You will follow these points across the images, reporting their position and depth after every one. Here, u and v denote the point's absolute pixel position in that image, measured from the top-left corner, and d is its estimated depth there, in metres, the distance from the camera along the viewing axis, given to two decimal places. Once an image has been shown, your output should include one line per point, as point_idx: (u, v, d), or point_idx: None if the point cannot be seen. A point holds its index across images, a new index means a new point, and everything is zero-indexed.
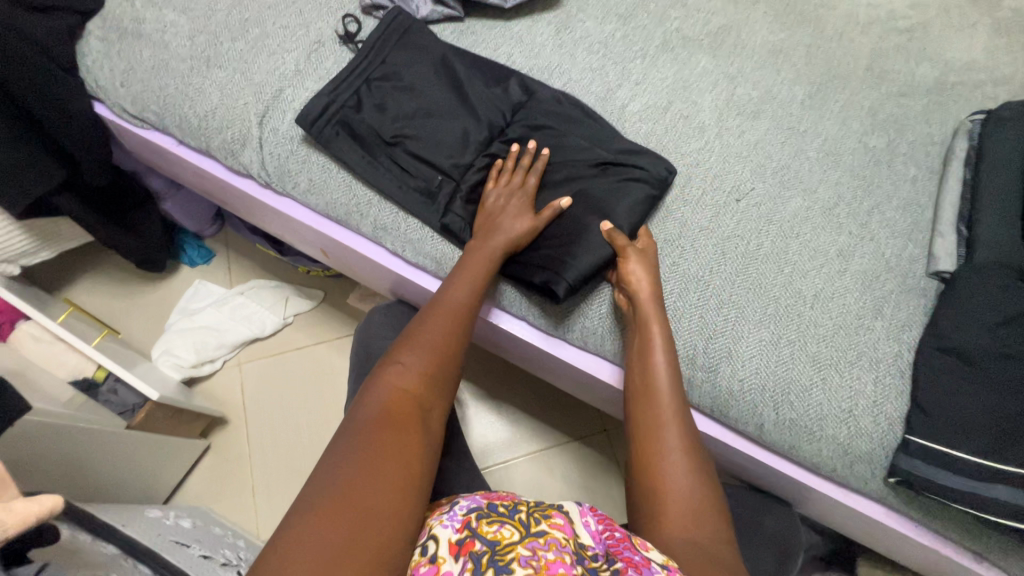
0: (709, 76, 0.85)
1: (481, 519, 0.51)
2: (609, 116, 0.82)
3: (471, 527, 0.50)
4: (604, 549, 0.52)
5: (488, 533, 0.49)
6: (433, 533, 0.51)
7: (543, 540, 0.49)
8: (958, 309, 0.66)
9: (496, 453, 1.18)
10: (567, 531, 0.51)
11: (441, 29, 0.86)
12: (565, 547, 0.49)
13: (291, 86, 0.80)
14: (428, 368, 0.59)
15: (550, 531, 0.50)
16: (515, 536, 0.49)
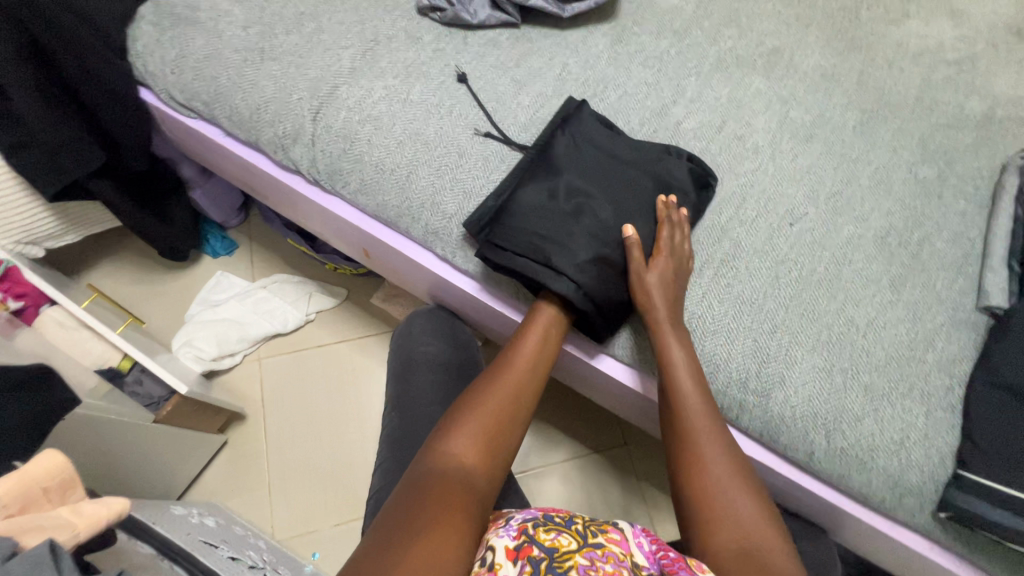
0: (762, 98, 0.85)
1: (538, 529, 0.50)
2: (664, 132, 0.81)
3: (528, 533, 0.49)
4: (658, 569, 0.51)
5: (546, 540, 0.48)
6: (490, 544, 0.50)
7: (601, 552, 0.48)
8: (1014, 346, 0.66)
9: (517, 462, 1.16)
10: (624, 547, 0.50)
11: (497, 34, 0.85)
12: (623, 562, 0.48)
13: (346, 83, 0.79)
14: (480, 438, 0.59)
15: (608, 545, 0.49)
16: (573, 545, 0.48)
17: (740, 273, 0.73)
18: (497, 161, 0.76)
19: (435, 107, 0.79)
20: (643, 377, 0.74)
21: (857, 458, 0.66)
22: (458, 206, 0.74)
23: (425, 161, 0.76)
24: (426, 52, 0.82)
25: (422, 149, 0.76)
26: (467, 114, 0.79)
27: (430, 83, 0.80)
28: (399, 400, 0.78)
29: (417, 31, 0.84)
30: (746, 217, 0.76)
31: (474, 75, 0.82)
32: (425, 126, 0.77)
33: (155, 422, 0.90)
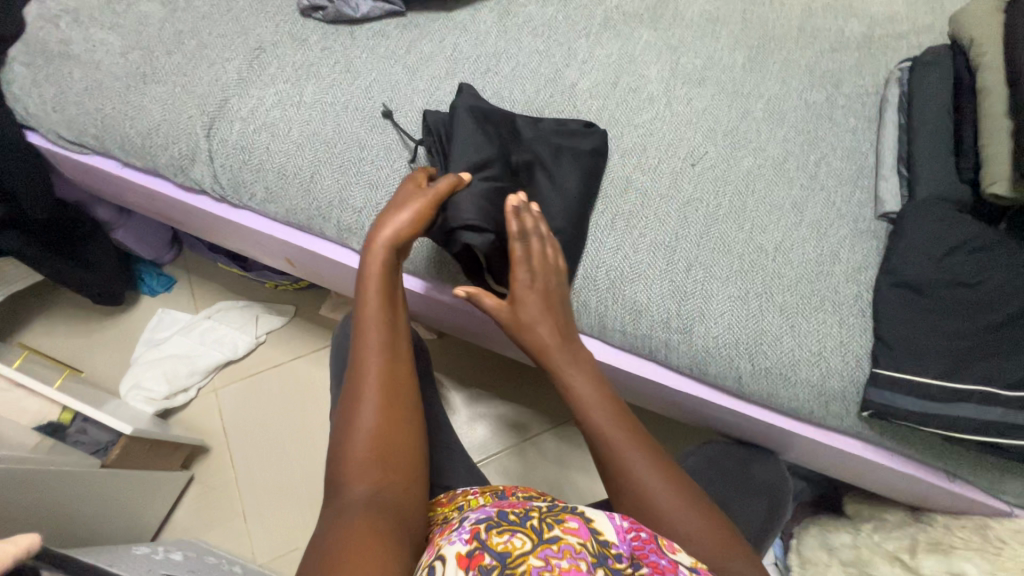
0: (652, 49, 0.87)
1: (491, 533, 0.46)
2: (560, 96, 0.82)
3: (480, 537, 0.46)
4: (629, 549, 0.48)
5: (498, 545, 0.45)
6: (439, 553, 0.46)
7: (557, 547, 0.45)
8: (907, 246, 0.69)
9: (489, 446, 1.18)
10: (583, 535, 0.47)
11: (383, 25, 0.85)
12: (580, 555, 0.45)
13: (234, 95, 0.78)
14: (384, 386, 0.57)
15: (565, 537, 0.46)
16: (528, 545, 0.45)
17: (650, 221, 0.75)
18: (399, 148, 0.76)
19: (330, 106, 0.78)
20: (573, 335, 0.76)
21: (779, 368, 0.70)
22: (368, 198, 0.74)
23: (327, 161, 0.76)
24: (314, 53, 0.82)
25: (322, 149, 0.76)
26: (363, 108, 0.79)
27: (322, 84, 0.80)
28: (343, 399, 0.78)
29: (302, 33, 0.83)
30: (649, 165, 0.78)
31: (365, 68, 0.82)
32: (320, 128, 0.77)
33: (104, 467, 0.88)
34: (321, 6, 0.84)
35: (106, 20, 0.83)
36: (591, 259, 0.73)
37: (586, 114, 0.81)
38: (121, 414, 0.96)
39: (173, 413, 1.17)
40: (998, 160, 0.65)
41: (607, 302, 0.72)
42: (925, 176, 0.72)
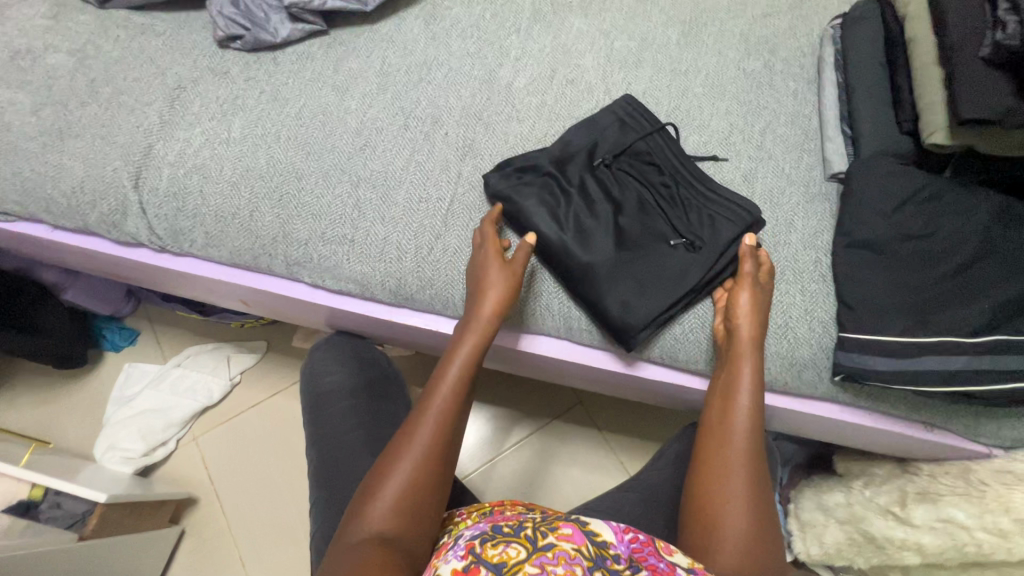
0: (585, 37, 0.85)
1: (486, 547, 0.46)
2: (498, 96, 0.80)
3: (475, 551, 0.46)
4: (628, 552, 0.47)
5: (494, 557, 0.45)
6: (438, 572, 0.47)
7: (552, 554, 0.45)
8: (857, 206, 0.69)
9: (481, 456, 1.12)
10: (578, 540, 0.46)
11: (306, 47, 0.83)
12: (576, 560, 0.45)
13: (159, 141, 0.75)
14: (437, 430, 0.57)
15: (560, 544, 0.46)
16: (523, 554, 0.45)
17: None
18: (338, 174, 0.74)
19: (262, 139, 0.76)
20: (543, 340, 0.73)
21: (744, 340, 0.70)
22: (313, 229, 0.72)
23: (265, 197, 0.73)
24: (237, 85, 0.79)
25: (258, 185, 0.73)
26: (296, 136, 0.76)
27: (250, 117, 0.77)
28: (316, 438, 0.76)
29: (222, 65, 0.80)
30: None
31: (292, 94, 0.79)
32: (254, 163, 0.74)
33: (82, 539, 0.84)
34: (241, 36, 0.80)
35: (12, 78, 0.79)
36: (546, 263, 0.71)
37: (527, 111, 0.79)
38: (94, 482, 0.92)
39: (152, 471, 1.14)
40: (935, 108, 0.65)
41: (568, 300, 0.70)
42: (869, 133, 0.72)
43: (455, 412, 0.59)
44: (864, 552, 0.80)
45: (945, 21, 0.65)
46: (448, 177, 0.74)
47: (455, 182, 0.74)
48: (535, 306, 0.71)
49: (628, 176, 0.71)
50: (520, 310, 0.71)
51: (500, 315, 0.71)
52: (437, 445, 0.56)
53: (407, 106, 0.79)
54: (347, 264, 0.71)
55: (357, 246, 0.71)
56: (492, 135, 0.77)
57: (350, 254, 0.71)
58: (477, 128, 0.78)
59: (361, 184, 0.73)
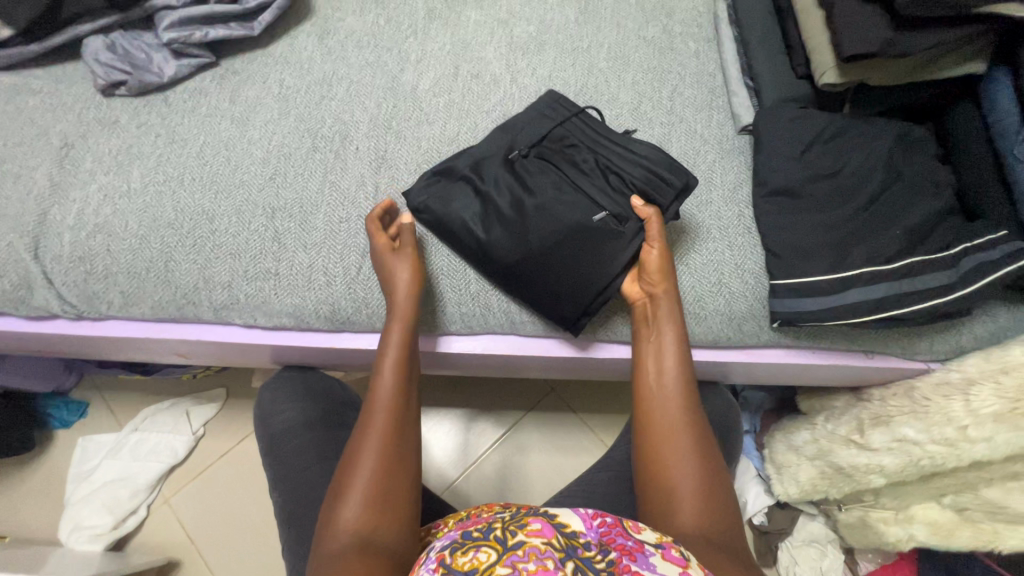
0: (483, 29, 0.84)
1: (456, 556, 0.42)
2: (404, 102, 0.79)
3: (445, 564, 0.42)
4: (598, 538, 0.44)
5: (463, 566, 0.41)
6: None
7: (522, 552, 0.41)
8: (768, 154, 0.70)
9: (463, 462, 1.11)
10: (547, 532, 0.42)
11: (200, 81, 0.79)
12: (547, 553, 0.41)
13: (53, 203, 0.71)
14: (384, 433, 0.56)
15: (529, 539, 0.42)
16: (493, 557, 0.41)
17: None
18: (247, 208, 0.71)
19: (165, 184, 0.72)
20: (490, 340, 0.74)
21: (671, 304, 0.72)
22: (236, 264, 0.69)
23: (179, 243, 0.70)
24: (130, 133, 0.75)
25: (169, 231, 0.70)
26: (198, 177, 0.73)
27: (149, 165, 0.73)
28: (280, 482, 0.73)
29: (109, 115, 0.76)
30: None
31: (190, 133, 0.76)
32: (161, 209, 0.71)
33: None
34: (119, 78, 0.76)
35: None
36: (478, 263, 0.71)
37: (437, 113, 0.78)
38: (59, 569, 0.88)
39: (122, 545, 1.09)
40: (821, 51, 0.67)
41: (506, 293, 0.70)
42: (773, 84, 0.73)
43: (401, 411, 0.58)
44: (836, 482, 0.84)
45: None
46: (367, 192, 0.73)
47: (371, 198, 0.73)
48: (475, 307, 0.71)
49: (547, 160, 0.70)
50: (461, 314, 0.71)
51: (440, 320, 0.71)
52: (382, 464, 0.54)
53: (310, 126, 0.77)
54: (273, 297, 0.69)
55: (279, 277, 0.69)
56: (405, 142, 0.76)
57: (274, 285, 0.69)
58: (387, 139, 0.76)
59: (277, 214, 0.71)
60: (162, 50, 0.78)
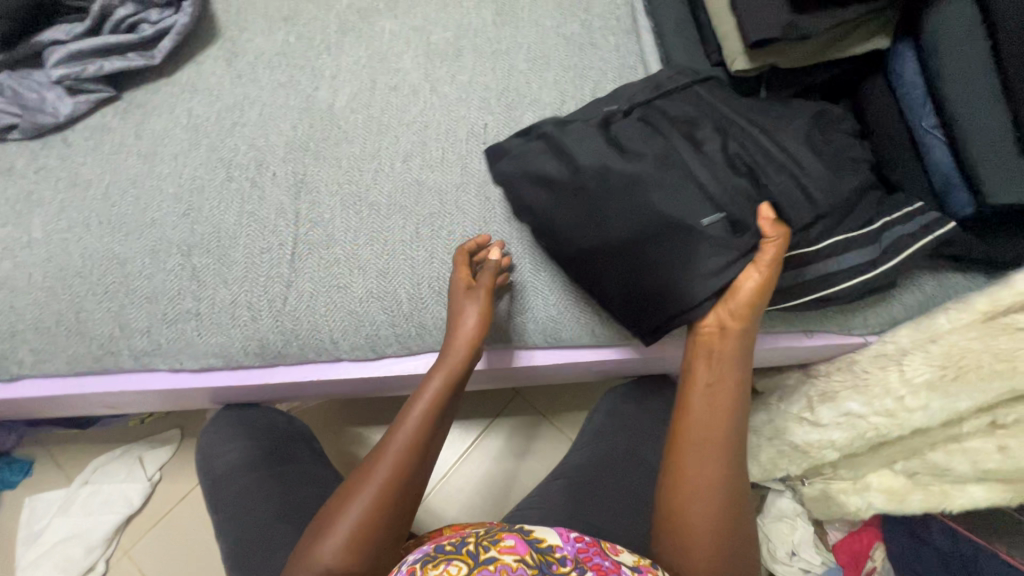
0: (639, 31, 0.80)
1: (427, 569, 0.46)
2: (537, 88, 0.77)
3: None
4: (572, 553, 0.47)
5: None
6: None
7: (492, 567, 0.45)
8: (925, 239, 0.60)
9: (503, 476, 1.00)
10: (519, 551, 0.46)
11: (327, 24, 0.81)
12: (516, 572, 0.45)
13: (137, 155, 0.72)
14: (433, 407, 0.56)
15: (501, 558, 0.46)
16: (464, 570, 0.45)
17: None
18: (356, 176, 0.71)
19: (260, 149, 0.72)
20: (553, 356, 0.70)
21: (774, 326, 0.67)
22: (290, 250, 0.67)
23: (248, 220, 0.68)
24: (278, 60, 0.78)
25: (247, 203, 0.69)
26: (309, 139, 0.73)
27: (257, 121, 0.74)
28: (277, 466, 0.74)
29: (261, 43, 0.79)
30: None
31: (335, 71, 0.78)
32: (247, 180, 0.70)
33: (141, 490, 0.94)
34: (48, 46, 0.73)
35: None
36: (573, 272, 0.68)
37: (557, 111, 0.75)
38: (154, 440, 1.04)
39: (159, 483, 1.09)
40: (981, 139, 0.56)
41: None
42: (934, 159, 0.62)
43: (446, 399, 0.57)
44: None
45: (994, 28, 0.54)
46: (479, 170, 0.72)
47: (480, 199, 0.70)
48: (556, 313, 0.67)
49: None
50: (539, 318, 0.67)
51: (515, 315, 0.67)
52: (433, 405, 0.56)
53: (433, 96, 0.76)
54: (350, 285, 0.66)
55: (363, 267, 0.67)
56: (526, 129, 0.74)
57: (352, 272, 0.66)
58: (506, 127, 0.74)
59: (361, 201, 0.69)
60: (150, 21, 0.75)
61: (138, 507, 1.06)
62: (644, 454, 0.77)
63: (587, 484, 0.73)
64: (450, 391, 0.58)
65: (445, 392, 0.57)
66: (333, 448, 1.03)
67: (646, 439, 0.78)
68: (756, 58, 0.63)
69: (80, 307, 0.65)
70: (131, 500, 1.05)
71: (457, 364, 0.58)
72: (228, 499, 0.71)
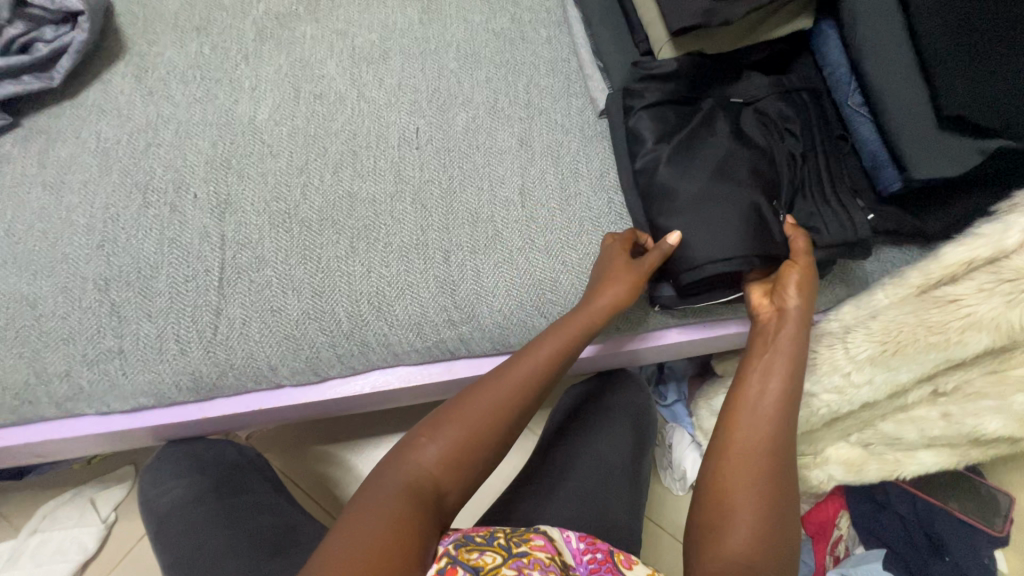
0: (569, 23, 0.79)
1: (462, 551, 0.48)
2: (468, 88, 0.75)
3: (452, 554, 0.47)
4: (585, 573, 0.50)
5: (471, 560, 0.47)
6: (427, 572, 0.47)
7: (527, 560, 0.47)
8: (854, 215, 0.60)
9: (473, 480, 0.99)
10: (550, 551, 0.49)
11: (243, 32, 0.76)
12: (548, 568, 0.47)
13: (41, 185, 0.67)
14: (526, 381, 0.57)
15: (533, 552, 0.48)
16: (499, 559, 0.47)
17: (582, 228, 0.67)
18: (283, 192, 0.67)
19: (177, 170, 0.68)
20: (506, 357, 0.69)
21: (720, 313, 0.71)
22: (216, 276, 0.63)
23: (169, 247, 0.64)
24: (192, 75, 0.74)
25: (167, 229, 0.65)
26: (230, 156, 0.69)
27: (173, 140, 0.69)
28: (224, 500, 0.70)
29: (171, 57, 0.74)
30: (571, 157, 0.71)
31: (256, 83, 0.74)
32: (165, 205, 0.66)
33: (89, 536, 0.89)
34: None
35: None
36: (520, 266, 0.65)
37: (491, 109, 0.73)
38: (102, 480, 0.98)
39: (115, 524, 1.03)
40: (899, 114, 0.56)
41: (559, 287, 0.66)
42: (861, 136, 0.63)
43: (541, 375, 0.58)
44: None
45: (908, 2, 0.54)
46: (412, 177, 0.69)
47: (416, 207, 0.67)
48: (505, 307, 0.65)
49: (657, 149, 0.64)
50: (491, 314, 0.65)
51: (466, 314, 0.65)
52: (550, 370, 0.58)
53: (361, 102, 0.73)
54: (284, 308, 0.63)
55: (296, 287, 0.63)
56: (460, 130, 0.72)
57: (286, 294, 0.63)
58: (439, 130, 0.72)
59: (291, 218, 0.66)
60: (46, 39, 0.70)
61: (93, 551, 1.00)
62: (601, 449, 0.75)
63: (548, 489, 0.71)
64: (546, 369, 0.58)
65: (543, 366, 0.58)
66: (296, 469, 1.00)
67: (601, 432, 0.77)
68: (684, 45, 0.62)
69: None
70: (85, 545, 0.99)
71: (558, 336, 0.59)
72: (174, 539, 0.67)
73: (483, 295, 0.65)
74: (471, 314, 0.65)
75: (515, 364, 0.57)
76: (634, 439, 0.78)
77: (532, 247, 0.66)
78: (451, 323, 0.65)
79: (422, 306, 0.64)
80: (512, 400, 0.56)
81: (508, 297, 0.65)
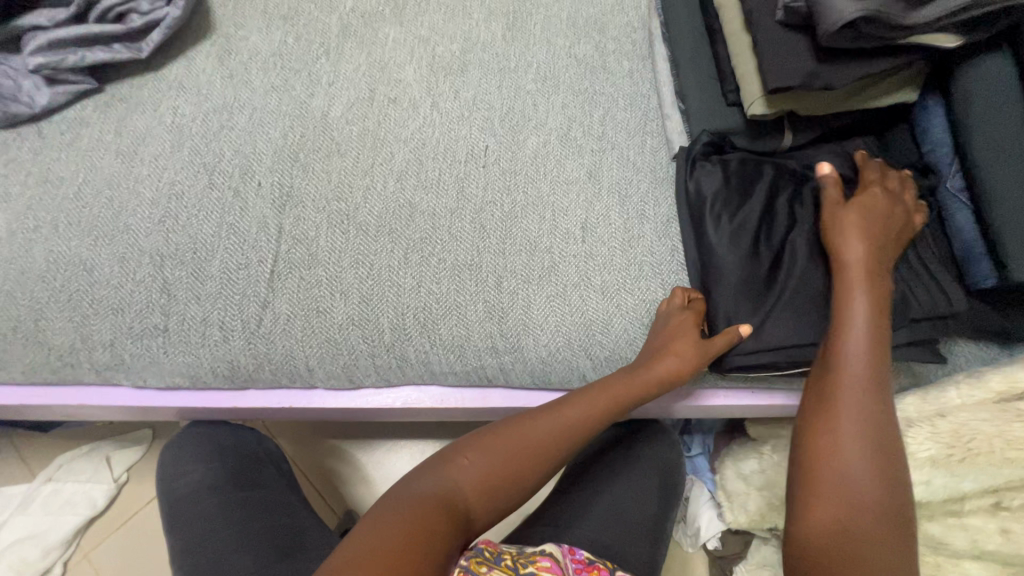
0: (652, 61, 0.77)
1: (473, 565, 0.48)
2: (542, 112, 0.73)
3: (464, 565, 0.47)
4: None
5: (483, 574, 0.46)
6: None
7: None
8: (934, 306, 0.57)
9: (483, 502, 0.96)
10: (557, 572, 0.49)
11: (328, 27, 0.76)
12: None
13: (114, 153, 0.68)
14: (570, 424, 0.57)
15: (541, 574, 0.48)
16: None
17: (643, 273, 0.65)
18: (345, 192, 0.67)
19: (246, 156, 0.68)
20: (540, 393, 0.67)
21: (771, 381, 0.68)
22: (268, 268, 0.63)
23: (228, 232, 0.64)
24: (270, 63, 0.74)
25: (227, 213, 0.65)
26: (298, 148, 0.69)
27: (246, 126, 0.70)
28: (239, 490, 0.70)
29: (255, 44, 0.75)
30: (639, 197, 0.69)
31: (331, 78, 0.73)
32: (229, 189, 0.66)
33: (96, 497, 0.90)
34: (30, 30, 0.69)
35: None
36: (575, 302, 0.63)
37: (562, 137, 0.71)
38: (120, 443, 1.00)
39: (125, 485, 1.04)
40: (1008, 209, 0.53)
41: (610, 331, 0.63)
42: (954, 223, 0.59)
43: (586, 425, 0.58)
44: None
45: None
46: (473, 194, 0.68)
47: (475, 227, 0.66)
48: (552, 343, 0.63)
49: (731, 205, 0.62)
50: (536, 347, 0.63)
51: (511, 344, 0.63)
52: (591, 425, 0.58)
53: (434, 111, 0.72)
54: (330, 309, 0.62)
55: (345, 291, 0.63)
56: (528, 153, 0.70)
57: (333, 296, 0.62)
58: (508, 151, 0.70)
59: (350, 221, 0.65)
60: (140, 11, 0.70)
61: (101, 508, 1.01)
62: (624, 503, 0.72)
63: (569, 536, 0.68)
64: (591, 421, 0.58)
65: (589, 415, 0.57)
66: (308, 461, 1.00)
67: (625, 483, 0.73)
68: (775, 104, 0.59)
69: (39, 316, 0.61)
70: (94, 501, 1.01)
71: (607, 388, 0.59)
72: (186, 522, 0.67)
73: (532, 327, 0.63)
74: (517, 345, 0.63)
75: (564, 404, 0.58)
76: (660, 495, 0.74)
77: (588, 285, 0.64)
78: (493, 350, 0.63)
79: (465, 329, 0.63)
80: (554, 442, 0.56)
81: (555, 333, 0.63)
